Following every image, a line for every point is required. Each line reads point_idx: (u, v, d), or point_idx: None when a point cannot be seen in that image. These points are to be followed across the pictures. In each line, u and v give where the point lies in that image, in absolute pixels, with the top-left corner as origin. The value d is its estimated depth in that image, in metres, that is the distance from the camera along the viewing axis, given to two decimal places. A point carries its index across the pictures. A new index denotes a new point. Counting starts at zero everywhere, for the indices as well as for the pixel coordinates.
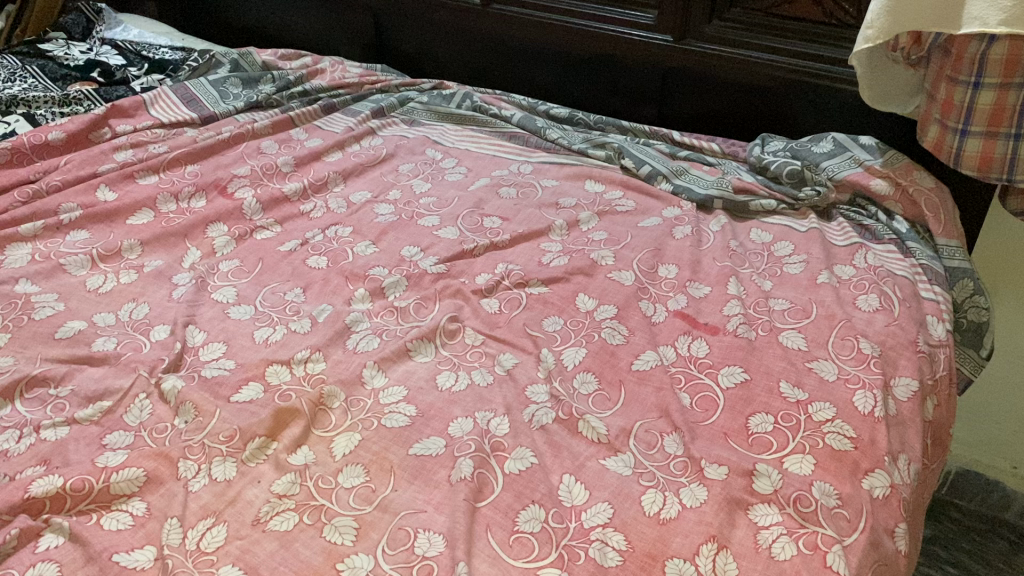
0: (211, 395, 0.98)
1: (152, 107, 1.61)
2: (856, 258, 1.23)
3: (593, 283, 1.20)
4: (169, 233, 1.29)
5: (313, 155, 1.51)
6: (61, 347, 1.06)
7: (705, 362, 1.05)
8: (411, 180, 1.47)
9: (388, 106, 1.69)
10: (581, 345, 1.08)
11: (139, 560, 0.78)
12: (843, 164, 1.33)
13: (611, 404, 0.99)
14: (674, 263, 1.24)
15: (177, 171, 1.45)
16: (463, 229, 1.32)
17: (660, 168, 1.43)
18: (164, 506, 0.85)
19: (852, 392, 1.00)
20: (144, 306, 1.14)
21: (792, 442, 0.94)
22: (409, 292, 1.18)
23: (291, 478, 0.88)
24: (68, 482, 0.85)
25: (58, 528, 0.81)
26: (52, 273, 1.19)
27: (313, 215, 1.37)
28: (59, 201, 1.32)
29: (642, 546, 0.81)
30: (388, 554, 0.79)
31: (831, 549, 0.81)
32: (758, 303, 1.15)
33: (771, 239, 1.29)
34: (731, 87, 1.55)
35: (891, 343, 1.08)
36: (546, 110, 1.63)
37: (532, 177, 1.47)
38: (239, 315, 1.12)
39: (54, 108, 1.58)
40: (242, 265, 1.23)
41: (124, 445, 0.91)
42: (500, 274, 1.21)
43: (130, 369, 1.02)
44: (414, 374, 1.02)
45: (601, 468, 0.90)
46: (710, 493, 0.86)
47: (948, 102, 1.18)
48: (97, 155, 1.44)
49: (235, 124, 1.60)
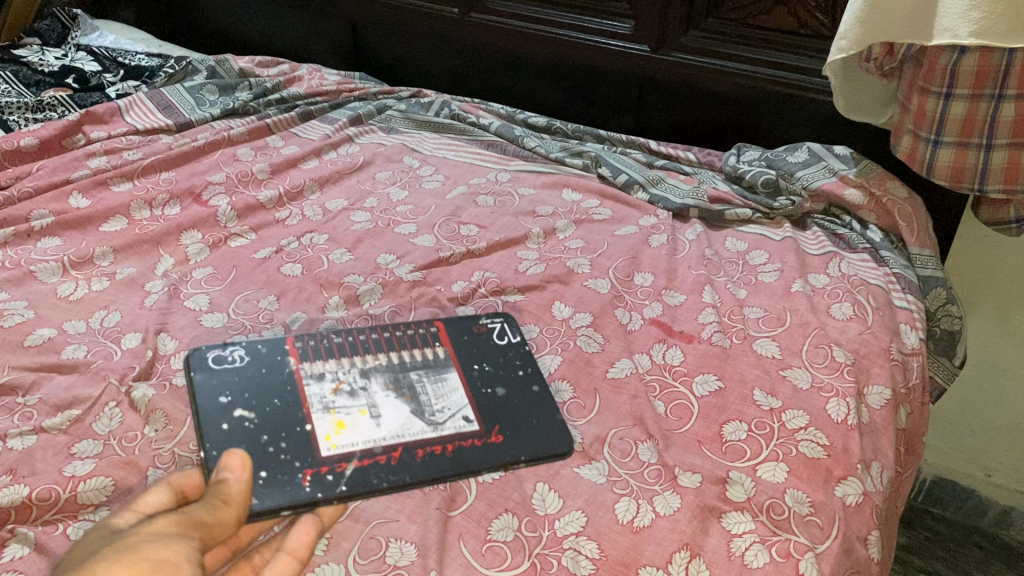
0: (182, 403, 0.97)
1: (127, 114, 1.59)
2: (830, 267, 1.24)
3: (569, 290, 1.19)
4: (143, 240, 1.27)
5: (289, 163, 1.51)
6: (30, 355, 1.05)
7: (680, 370, 1.06)
8: (388, 188, 1.46)
9: (365, 113, 1.69)
10: (556, 353, 1.08)
11: None
12: (817, 174, 1.34)
13: (586, 412, 0.99)
14: (650, 271, 1.24)
15: (151, 177, 1.43)
16: (439, 237, 1.32)
17: (636, 177, 1.44)
18: None
19: (825, 400, 1.00)
20: (115, 314, 1.12)
21: (766, 449, 0.94)
22: (384, 300, 1.17)
23: None
24: (34, 491, 0.84)
25: (23, 538, 0.80)
26: (22, 281, 1.17)
27: (289, 222, 1.36)
28: (30, 207, 1.31)
29: (615, 555, 0.81)
30: (359, 564, 0.79)
31: (804, 557, 0.81)
32: (733, 311, 1.15)
33: (746, 247, 1.30)
34: (708, 97, 1.55)
35: (865, 351, 1.08)
36: (524, 118, 1.63)
37: (509, 185, 1.47)
38: (211, 323, 1.11)
39: (27, 114, 1.56)
40: (216, 273, 1.22)
41: (92, 454, 0.90)
42: (477, 282, 1.20)
43: (101, 377, 1.00)
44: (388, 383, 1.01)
45: (575, 476, 0.90)
46: (683, 501, 0.87)
47: (920, 113, 1.19)
48: (70, 162, 1.42)
49: (211, 131, 1.58)
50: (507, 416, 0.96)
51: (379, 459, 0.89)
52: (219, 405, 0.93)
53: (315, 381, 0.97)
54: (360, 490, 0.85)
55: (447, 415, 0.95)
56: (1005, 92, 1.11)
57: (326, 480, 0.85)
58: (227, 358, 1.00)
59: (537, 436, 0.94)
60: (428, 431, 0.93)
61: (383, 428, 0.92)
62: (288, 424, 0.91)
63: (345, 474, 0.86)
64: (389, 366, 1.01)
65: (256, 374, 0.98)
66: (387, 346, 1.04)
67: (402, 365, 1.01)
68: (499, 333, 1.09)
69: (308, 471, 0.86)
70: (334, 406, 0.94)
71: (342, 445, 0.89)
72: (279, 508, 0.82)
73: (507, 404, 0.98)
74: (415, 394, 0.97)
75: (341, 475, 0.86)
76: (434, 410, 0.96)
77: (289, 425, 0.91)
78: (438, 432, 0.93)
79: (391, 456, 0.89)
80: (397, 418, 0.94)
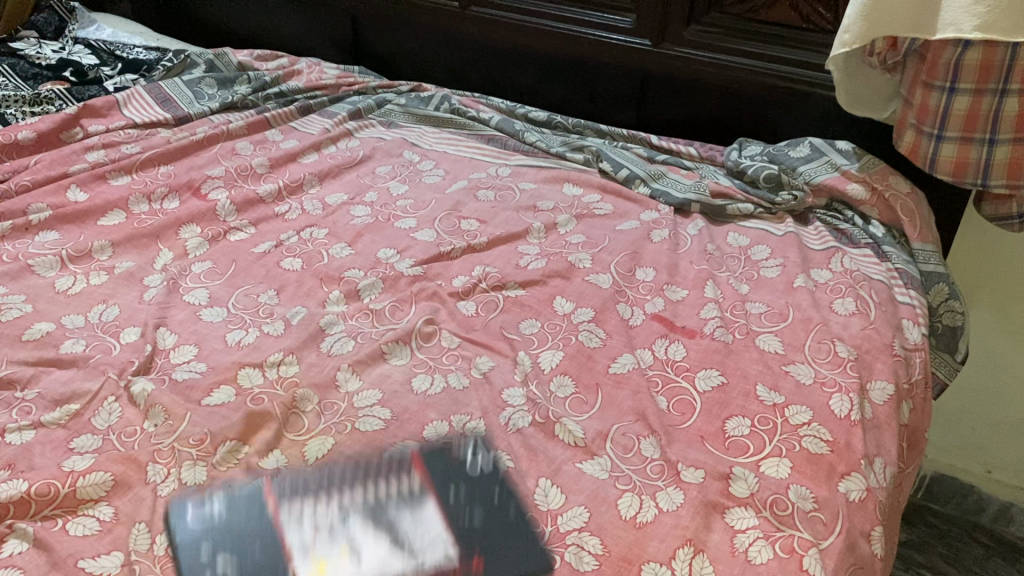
0: (181, 398, 0.96)
1: (125, 108, 1.58)
2: (832, 262, 1.23)
3: (571, 286, 1.19)
4: (142, 234, 1.26)
5: (288, 157, 1.50)
6: (28, 349, 1.04)
7: (682, 365, 1.05)
8: (388, 182, 1.46)
9: (365, 108, 1.68)
10: (558, 348, 1.07)
11: (105, 567, 0.77)
12: (819, 169, 1.34)
13: (588, 407, 0.98)
14: (651, 266, 1.24)
15: (150, 171, 1.43)
16: (440, 231, 1.31)
17: (637, 172, 1.43)
18: (132, 511, 0.83)
19: (828, 395, 1.00)
20: (114, 309, 1.12)
21: (769, 445, 0.94)
22: (384, 295, 1.17)
23: (261, 482, 0.86)
24: (33, 486, 0.83)
25: (22, 534, 0.80)
26: (20, 274, 1.17)
27: (288, 217, 1.35)
28: (28, 200, 1.30)
29: (618, 550, 0.81)
30: (361, 560, 0.78)
31: (808, 553, 0.81)
32: (736, 306, 1.15)
33: (748, 243, 1.29)
34: (709, 92, 1.54)
35: (867, 346, 1.08)
36: (524, 113, 1.62)
37: (510, 180, 1.46)
38: (210, 317, 1.11)
39: (24, 107, 1.55)
40: (215, 267, 1.21)
41: (91, 449, 0.90)
42: (478, 277, 1.20)
43: (100, 372, 1.00)
44: (389, 378, 1.01)
45: (577, 472, 0.89)
46: (686, 497, 0.86)
47: (923, 108, 1.19)
48: (68, 156, 1.41)
49: (209, 124, 1.57)
50: (495, 545, 0.81)
51: None
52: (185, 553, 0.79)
53: (288, 528, 0.81)
54: None
55: (442, 484, 0.86)
56: (1008, 86, 1.10)
57: None
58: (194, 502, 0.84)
59: (523, 564, 0.79)
60: (409, 567, 0.78)
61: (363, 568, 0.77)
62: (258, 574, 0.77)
63: None
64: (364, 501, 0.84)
65: (220, 518, 0.82)
66: (361, 473, 0.88)
67: (379, 498, 0.85)
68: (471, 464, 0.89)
69: None
70: (321, 489, 0.86)
71: None
72: None
73: (495, 536, 0.81)
74: (394, 525, 0.82)
75: None
76: (428, 482, 0.87)
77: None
78: (424, 566, 0.78)
79: None
80: (377, 556, 0.79)
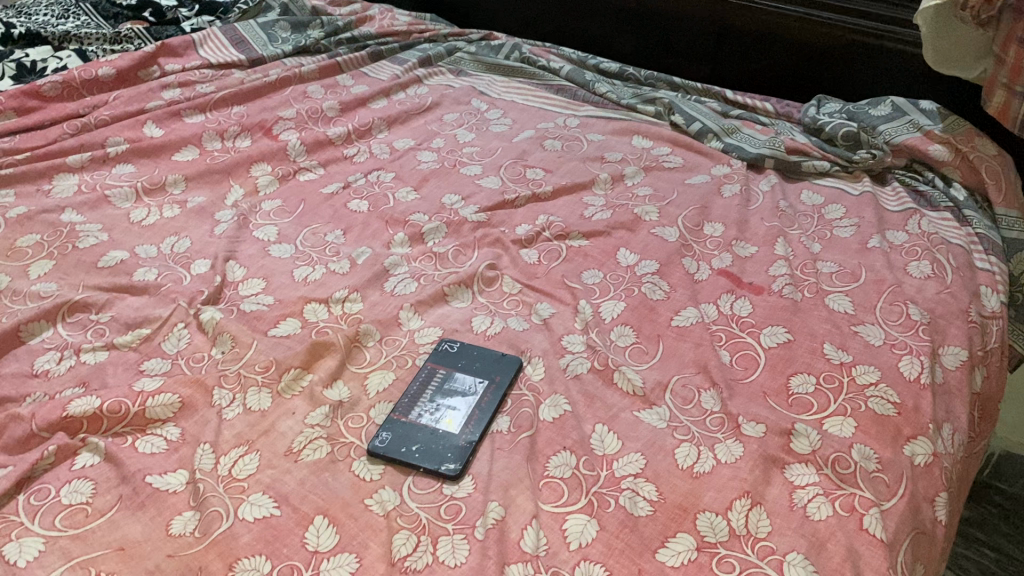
0: (249, 328, 0.99)
1: (201, 48, 1.60)
2: (908, 224, 1.19)
3: (635, 238, 1.17)
4: (214, 170, 1.29)
5: (358, 102, 1.50)
6: (103, 275, 1.07)
7: (747, 321, 1.03)
8: (455, 129, 1.45)
9: (435, 55, 1.67)
10: (620, 299, 1.07)
11: (171, 483, 0.80)
12: (900, 129, 1.29)
13: (648, 358, 0.98)
14: (720, 221, 1.21)
15: (223, 111, 1.45)
16: (505, 179, 1.31)
17: (710, 125, 1.40)
18: (198, 431, 0.85)
19: (898, 357, 0.97)
20: (185, 241, 1.14)
21: (833, 404, 0.92)
22: (448, 239, 1.17)
23: (324, 411, 0.88)
24: (105, 403, 0.86)
25: (93, 448, 0.83)
26: (97, 205, 1.20)
27: (356, 159, 1.36)
28: (105, 134, 1.33)
29: (673, 499, 0.80)
30: (415, 493, 0.80)
31: (869, 512, 0.79)
32: (806, 264, 1.12)
33: (822, 201, 1.26)
34: (789, 47, 1.50)
35: (942, 311, 1.04)
36: (597, 63, 1.60)
37: (578, 131, 1.44)
38: (279, 253, 1.12)
39: (106, 45, 1.57)
40: (284, 205, 1.23)
41: (161, 371, 0.92)
42: (541, 225, 1.19)
43: (170, 300, 1.02)
44: (449, 318, 1.02)
45: (635, 420, 0.89)
46: (746, 450, 0.85)
47: (1016, 67, 1.13)
48: (145, 93, 1.44)
49: (282, 67, 1.59)
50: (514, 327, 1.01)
51: (482, 370, 0.93)
52: (402, 465, 0.82)
53: (407, 408, 0.88)
54: (504, 389, 0.91)
55: (439, 350, 0.96)
56: None
57: (476, 405, 0.89)
58: (394, 451, 0.83)
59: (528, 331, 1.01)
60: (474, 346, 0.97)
61: (460, 362, 0.94)
62: (426, 439, 0.84)
63: (480, 391, 0.91)
64: (413, 347, 0.97)
65: (386, 446, 0.84)
66: (400, 386, 0.92)
67: (417, 347, 0.97)
68: (477, 375, 0.93)
69: (468, 403, 0.89)
70: (402, 429, 0.86)
71: (460, 386, 0.91)
72: (474, 436, 0.85)
73: (512, 332, 1.00)
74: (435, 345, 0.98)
75: (478, 390, 0.91)
76: (459, 384, 0.92)
77: (431, 444, 0.84)
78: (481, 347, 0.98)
79: (473, 372, 0.93)
80: (458, 357, 0.95)
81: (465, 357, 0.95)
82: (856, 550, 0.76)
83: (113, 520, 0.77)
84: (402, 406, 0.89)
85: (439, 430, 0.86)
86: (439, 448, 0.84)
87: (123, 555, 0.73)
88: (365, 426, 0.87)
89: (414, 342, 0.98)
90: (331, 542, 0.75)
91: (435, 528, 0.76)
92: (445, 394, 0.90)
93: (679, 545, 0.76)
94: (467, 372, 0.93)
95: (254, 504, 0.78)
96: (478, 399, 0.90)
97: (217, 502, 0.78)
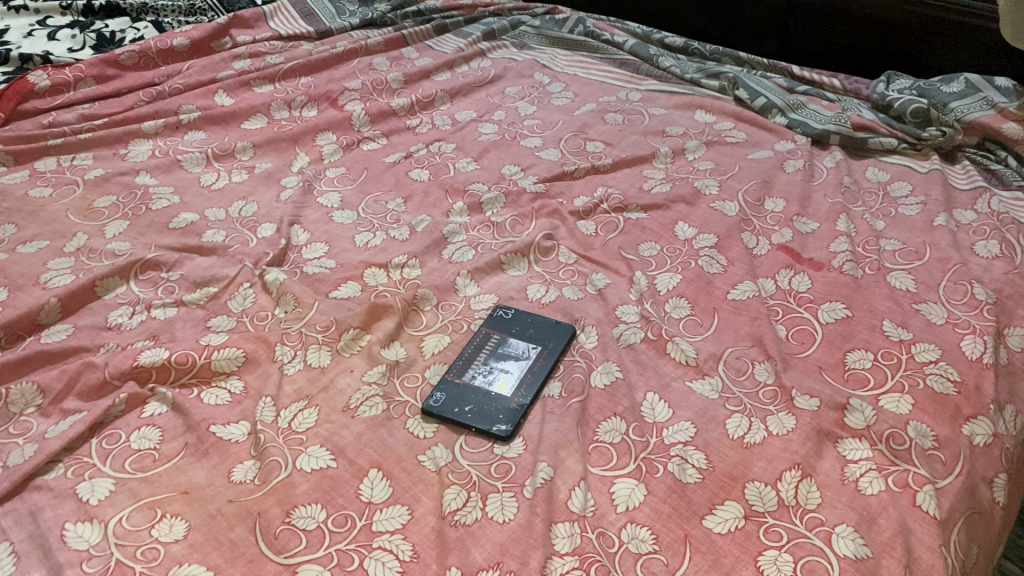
0: (312, 289, 1.02)
1: (271, 20, 1.64)
2: (978, 203, 1.16)
3: (694, 212, 1.17)
4: (281, 138, 1.32)
5: (422, 74, 1.52)
6: (174, 236, 1.11)
7: (805, 296, 1.02)
8: (516, 102, 1.46)
9: (499, 29, 1.69)
10: (676, 271, 1.07)
11: (234, 434, 0.83)
12: (973, 106, 1.27)
13: (702, 329, 0.98)
14: (782, 196, 1.20)
15: (291, 82, 1.48)
16: (564, 151, 1.31)
17: (774, 100, 1.38)
18: (260, 386, 0.89)
19: (960, 336, 0.95)
20: (252, 205, 1.18)
21: (890, 380, 0.90)
22: (506, 210, 1.18)
23: (382, 369, 0.90)
24: (173, 355, 0.90)
25: (162, 398, 0.87)
26: (170, 168, 1.25)
27: (418, 130, 1.38)
28: (179, 101, 1.37)
29: (723, 468, 0.80)
30: (467, 451, 0.82)
31: (923, 489, 0.78)
32: (868, 241, 1.10)
33: (888, 178, 1.23)
34: (859, 22, 1.47)
35: (1009, 291, 1.02)
36: (661, 38, 1.59)
37: (640, 105, 1.44)
38: (342, 219, 1.15)
39: (180, 17, 1.61)
40: (348, 173, 1.26)
41: (226, 328, 0.96)
42: (599, 198, 1.19)
43: (237, 261, 1.06)
44: (505, 285, 1.04)
45: (686, 390, 0.89)
46: (799, 423, 0.84)
47: None
48: (217, 63, 1.48)
49: (348, 39, 1.61)
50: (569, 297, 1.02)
51: (537, 338, 0.94)
52: (456, 424, 0.84)
53: (461, 370, 0.90)
54: (556, 355, 0.92)
55: (495, 316, 0.97)
56: None
57: (528, 370, 0.90)
58: (447, 411, 0.85)
59: (583, 301, 1.01)
60: (527, 313, 0.98)
61: (513, 328, 0.96)
62: (478, 400, 0.86)
63: (532, 357, 0.92)
64: (468, 314, 0.99)
65: (440, 406, 0.86)
66: (456, 351, 0.94)
67: (473, 314, 0.99)
68: (530, 342, 0.93)
69: (521, 366, 0.90)
70: (455, 390, 0.87)
71: (513, 351, 0.92)
72: (525, 399, 0.86)
73: (567, 301, 1.01)
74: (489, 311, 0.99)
75: (531, 355, 0.92)
76: (513, 349, 0.93)
77: (483, 405, 0.86)
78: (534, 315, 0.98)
79: (526, 339, 0.94)
80: (512, 323, 0.96)
81: (519, 325, 0.96)
82: (907, 526, 0.76)
83: (178, 465, 0.80)
84: (456, 368, 0.90)
85: (491, 392, 0.87)
86: (491, 410, 0.85)
87: (188, 498, 0.77)
88: (420, 386, 0.89)
89: (470, 308, 1.00)
90: (385, 494, 0.77)
91: (485, 485, 0.78)
92: (499, 359, 0.92)
93: (726, 513, 0.76)
94: (522, 339, 0.94)
95: (311, 455, 0.81)
96: (531, 364, 0.91)
97: (277, 453, 0.81)
